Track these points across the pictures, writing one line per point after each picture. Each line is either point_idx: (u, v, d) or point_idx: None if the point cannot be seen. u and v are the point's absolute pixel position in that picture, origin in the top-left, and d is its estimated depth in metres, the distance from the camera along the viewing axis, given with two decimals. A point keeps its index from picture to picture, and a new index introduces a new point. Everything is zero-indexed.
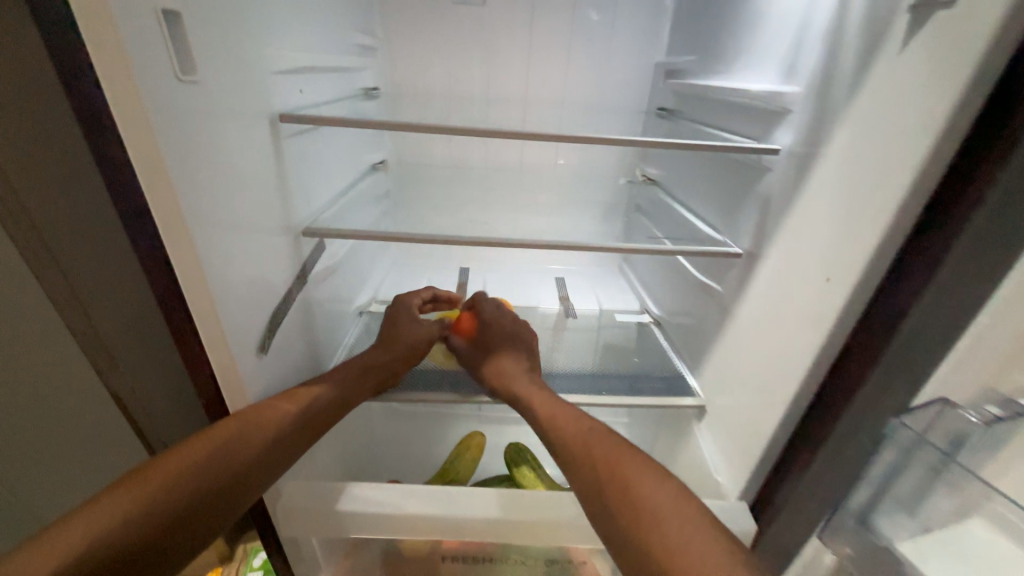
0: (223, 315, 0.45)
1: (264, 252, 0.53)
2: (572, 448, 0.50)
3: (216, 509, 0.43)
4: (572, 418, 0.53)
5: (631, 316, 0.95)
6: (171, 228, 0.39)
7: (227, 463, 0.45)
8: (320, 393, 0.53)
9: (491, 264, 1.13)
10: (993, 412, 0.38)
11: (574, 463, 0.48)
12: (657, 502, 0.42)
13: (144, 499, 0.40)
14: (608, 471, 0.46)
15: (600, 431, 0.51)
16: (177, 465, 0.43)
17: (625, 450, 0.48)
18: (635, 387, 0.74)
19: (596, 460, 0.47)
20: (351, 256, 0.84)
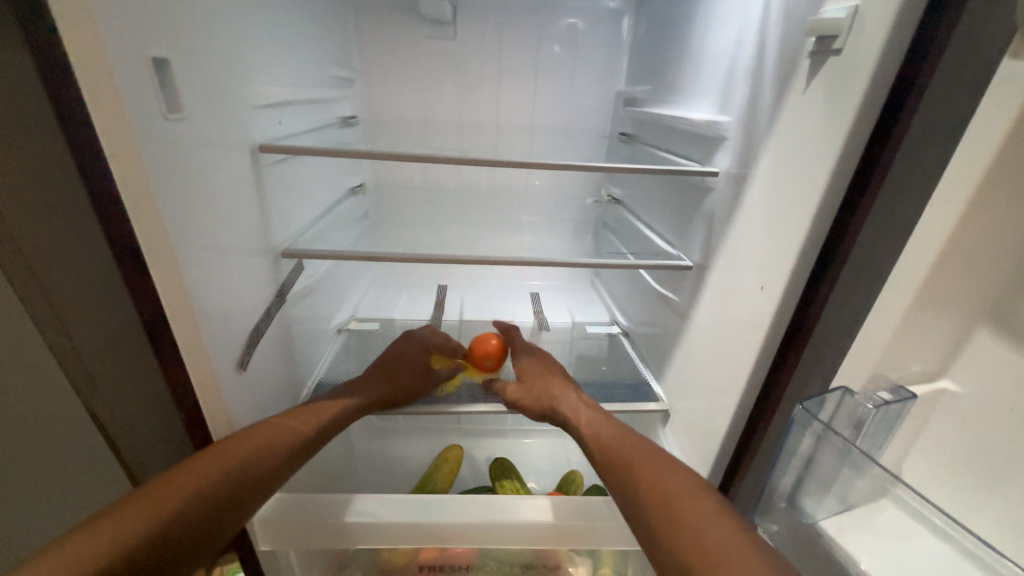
0: (205, 332, 0.47)
1: (245, 273, 0.56)
2: (610, 456, 0.53)
3: (224, 513, 0.45)
4: (617, 431, 0.56)
5: (601, 328, 1.00)
6: (158, 256, 0.42)
7: (235, 470, 0.47)
8: (324, 408, 0.58)
9: (468, 281, 1.17)
10: (884, 398, 0.43)
11: (615, 475, 0.51)
12: (687, 508, 0.43)
13: (158, 505, 0.41)
14: (639, 479, 0.48)
15: (641, 445, 0.52)
16: (173, 490, 0.43)
17: (668, 463, 0.49)
18: (604, 395, 0.78)
19: (632, 471, 0.49)
20: (329, 277, 0.87)
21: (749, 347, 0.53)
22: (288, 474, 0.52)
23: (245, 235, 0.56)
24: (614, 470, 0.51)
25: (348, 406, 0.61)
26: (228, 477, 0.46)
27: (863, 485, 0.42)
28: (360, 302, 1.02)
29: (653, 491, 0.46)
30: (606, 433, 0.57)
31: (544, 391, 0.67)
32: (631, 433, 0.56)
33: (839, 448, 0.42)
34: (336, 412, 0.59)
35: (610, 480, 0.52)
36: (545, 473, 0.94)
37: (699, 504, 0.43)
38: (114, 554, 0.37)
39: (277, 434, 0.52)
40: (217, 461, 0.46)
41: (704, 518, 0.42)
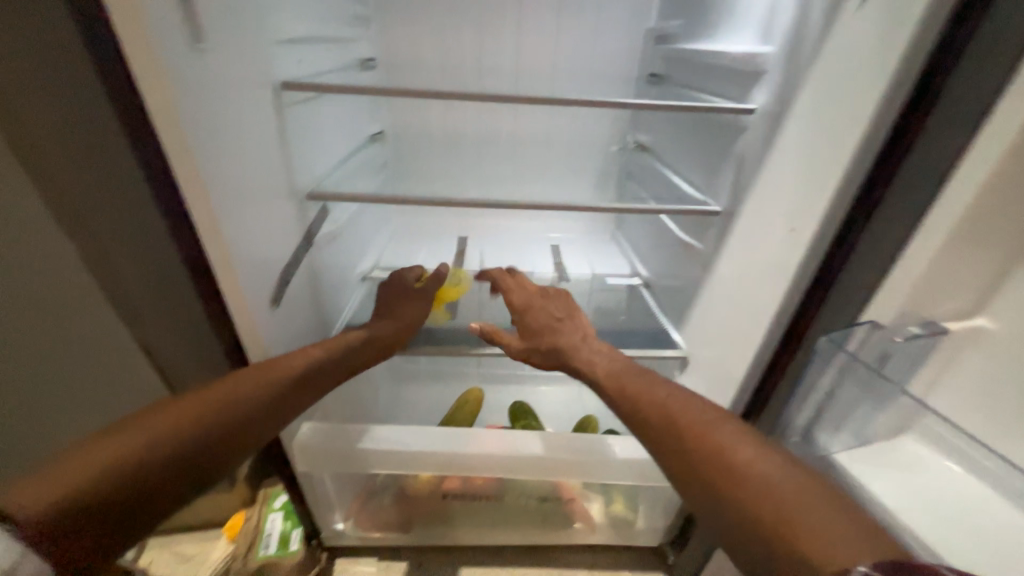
0: (238, 268, 0.50)
1: (273, 214, 0.57)
2: (641, 407, 0.51)
3: (231, 441, 0.46)
4: (661, 391, 0.51)
5: (622, 279, 1.00)
6: (192, 190, 0.44)
7: (242, 402, 0.47)
8: (331, 348, 0.58)
9: (487, 232, 1.17)
10: (913, 331, 0.48)
11: (653, 427, 0.48)
12: (746, 464, 0.40)
13: (165, 429, 0.42)
14: (685, 430, 0.46)
15: (678, 395, 0.50)
16: (180, 416, 0.44)
17: (723, 426, 0.45)
18: (621, 342, 0.81)
19: (676, 422, 0.47)
20: (352, 224, 0.88)
21: (773, 289, 0.52)
22: (293, 409, 0.52)
23: (271, 176, 0.56)
24: (652, 422, 0.49)
25: (355, 346, 0.60)
26: (235, 408, 0.47)
27: (883, 415, 0.48)
28: (382, 251, 1.03)
29: (706, 445, 0.43)
30: (650, 393, 0.52)
31: (560, 338, 0.66)
32: (667, 384, 0.53)
33: (861, 378, 0.47)
34: (340, 352, 0.58)
35: (645, 431, 0.49)
36: (561, 419, 0.98)
37: (764, 477, 0.39)
38: (124, 470, 0.39)
39: (285, 369, 0.52)
40: (208, 398, 0.46)
41: (773, 493, 0.38)
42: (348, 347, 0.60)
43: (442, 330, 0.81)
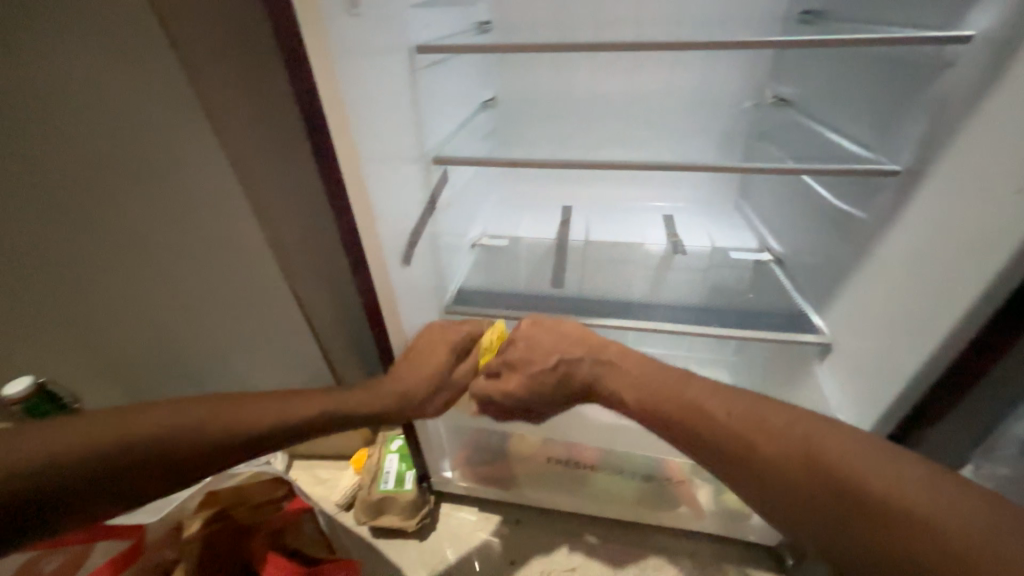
0: (378, 227, 0.54)
1: (406, 178, 0.60)
2: (713, 423, 0.47)
3: (232, 452, 0.49)
4: (716, 407, 0.48)
5: (748, 254, 0.91)
6: (344, 154, 0.48)
7: (264, 417, 0.51)
8: (374, 398, 0.59)
9: (592, 200, 1.12)
10: None
11: (731, 445, 0.45)
12: (861, 471, 0.38)
13: (194, 420, 0.47)
14: (773, 440, 0.43)
15: (746, 406, 0.47)
16: (211, 413, 0.49)
17: (802, 434, 0.43)
18: (749, 321, 0.76)
19: (765, 432, 0.44)
20: (463, 192, 0.89)
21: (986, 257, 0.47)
22: (306, 440, 0.55)
23: (405, 141, 0.59)
24: (728, 440, 0.45)
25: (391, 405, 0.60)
26: (253, 424, 0.50)
27: None
28: (488, 221, 1.03)
29: (804, 449, 0.42)
30: (705, 402, 0.49)
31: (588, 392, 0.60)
32: (729, 390, 0.49)
33: None
34: (380, 409, 0.59)
35: (719, 449, 0.46)
36: None
37: (863, 482, 0.38)
38: (138, 443, 0.44)
39: (316, 406, 0.55)
40: (215, 412, 0.49)
41: (872, 502, 0.37)
42: (395, 399, 0.60)
43: (556, 300, 0.83)
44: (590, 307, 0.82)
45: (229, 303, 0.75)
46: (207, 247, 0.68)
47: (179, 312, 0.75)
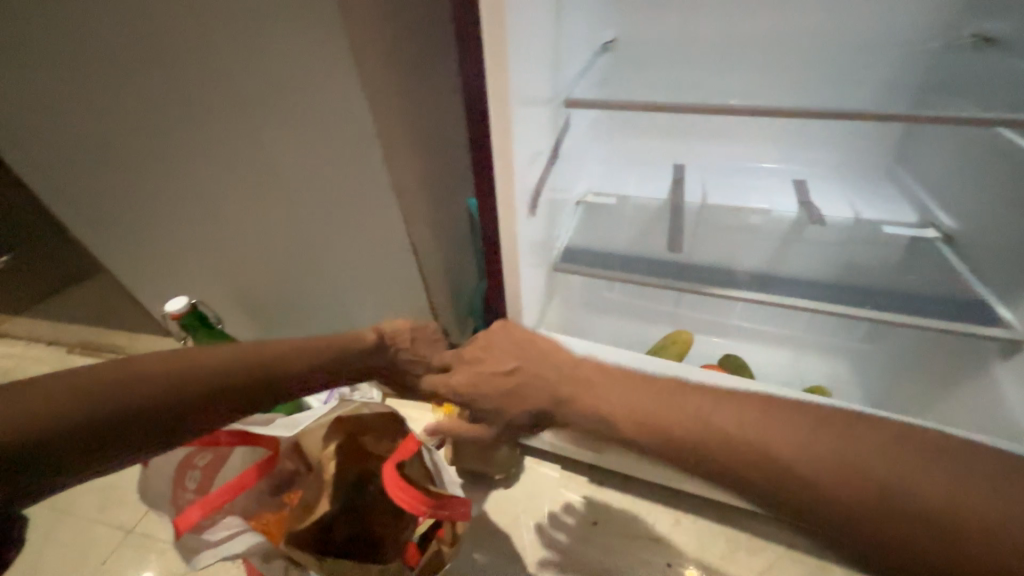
0: (516, 172, 0.51)
1: (541, 120, 0.57)
2: (658, 423, 0.49)
3: (228, 405, 0.49)
4: (718, 419, 0.46)
5: (906, 229, 0.78)
6: (498, 88, 0.45)
7: (249, 373, 0.49)
8: (373, 347, 0.61)
9: (709, 158, 1.01)
10: None
11: (690, 449, 0.47)
12: (791, 461, 0.41)
13: (165, 382, 0.45)
14: (752, 444, 0.44)
15: (713, 407, 0.48)
16: (173, 371, 0.46)
17: (803, 425, 0.43)
18: (908, 308, 0.67)
19: (738, 441, 0.44)
20: (572, 146, 0.82)
21: None
22: (305, 387, 0.56)
23: (544, 79, 0.55)
24: (686, 443, 0.47)
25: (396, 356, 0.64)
26: (243, 378, 0.49)
27: None
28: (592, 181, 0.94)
29: (758, 447, 0.43)
30: (689, 401, 0.50)
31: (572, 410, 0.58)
32: (685, 393, 0.51)
33: None
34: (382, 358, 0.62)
35: (685, 455, 0.47)
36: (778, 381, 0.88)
37: (841, 463, 0.40)
38: (112, 410, 0.42)
39: (310, 353, 0.54)
40: (173, 371, 0.46)
41: (847, 479, 0.39)
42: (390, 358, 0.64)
43: (675, 265, 0.78)
44: (714, 275, 0.77)
45: (361, 237, 0.85)
46: (350, 186, 0.77)
47: (320, 241, 0.87)
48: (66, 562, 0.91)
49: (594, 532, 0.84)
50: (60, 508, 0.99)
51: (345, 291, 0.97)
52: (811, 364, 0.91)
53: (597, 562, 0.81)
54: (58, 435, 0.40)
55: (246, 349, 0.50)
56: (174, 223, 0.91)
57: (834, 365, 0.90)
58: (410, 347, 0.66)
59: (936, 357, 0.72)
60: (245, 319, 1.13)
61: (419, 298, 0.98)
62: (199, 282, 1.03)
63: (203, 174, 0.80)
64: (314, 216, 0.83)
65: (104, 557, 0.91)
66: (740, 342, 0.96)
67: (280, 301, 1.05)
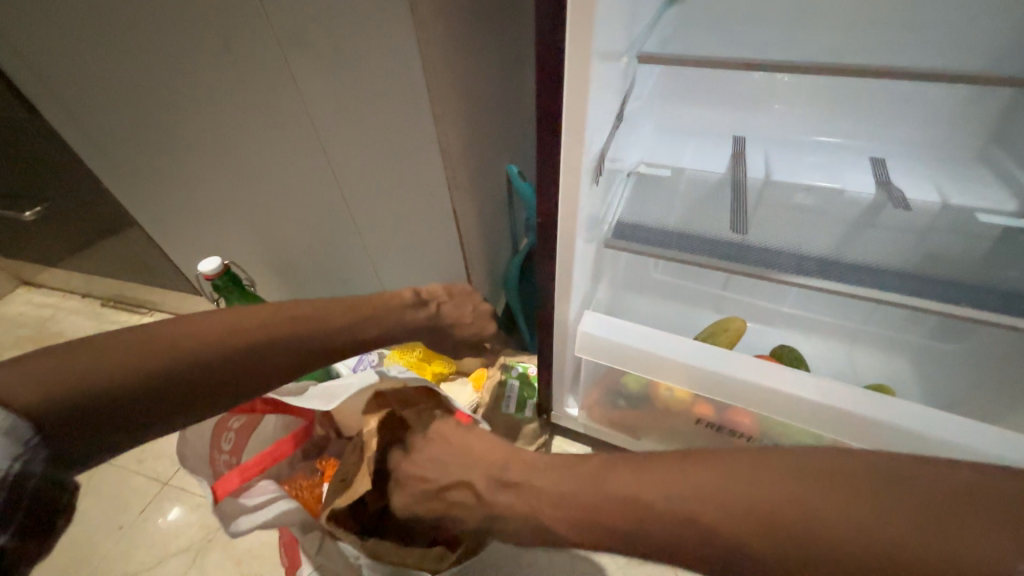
0: (586, 133, 0.46)
1: (614, 74, 0.50)
2: (647, 517, 0.46)
3: (248, 371, 0.54)
4: (704, 502, 0.44)
5: (1003, 219, 0.70)
6: (579, 29, 0.39)
7: (273, 336, 0.56)
8: (397, 319, 0.66)
9: (774, 131, 0.93)
10: None
11: (700, 547, 0.44)
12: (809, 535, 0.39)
13: (200, 344, 0.52)
14: (766, 535, 0.41)
15: (707, 494, 0.44)
16: (207, 335, 0.52)
17: (800, 489, 0.41)
18: (1007, 305, 0.60)
19: (752, 534, 0.41)
20: (633, 109, 0.76)
21: None
22: (322, 360, 0.60)
23: (621, 25, 0.49)
24: (690, 538, 0.44)
25: (420, 323, 0.68)
26: (266, 341, 0.55)
27: None
28: (646, 150, 0.88)
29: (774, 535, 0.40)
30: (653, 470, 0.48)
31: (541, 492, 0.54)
32: (665, 469, 0.47)
33: None
34: (403, 330, 0.66)
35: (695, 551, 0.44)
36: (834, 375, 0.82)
37: (833, 515, 0.39)
38: (155, 366, 0.49)
39: (330, 322, 0.60)
40: (210, 334, 0.53)
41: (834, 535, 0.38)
42: (415, 328, 0.68)
43: (736, 245, 0.72)
44: (784, 259, 0.70)
45: (400, 202, 0.82)
46: (394, 145, 0.74)
47: (360, 202, 0.84)
48: (106, 508, 0.94)
49: None
50: None
51: (380, 258, 0.95)
52: (869, 360, 0.85)
53: None
54: (122, 386, 0.47)
55: (271, 315, 0.57)
56: (212, 178, 0.89)
57: (894, 362, 0.83)
58: (451, 305, 0.72)
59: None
60: (275, 282, 1.12)
61: (454, 268, 0.94)
62: (233, 241, 1.02)
63: (245, 128, 0.78)
64: (355, 178, 0.80)
65: (143, 506, 0.93)
66: (793, 333, 0.90)
67: (311, 265, 1.03)
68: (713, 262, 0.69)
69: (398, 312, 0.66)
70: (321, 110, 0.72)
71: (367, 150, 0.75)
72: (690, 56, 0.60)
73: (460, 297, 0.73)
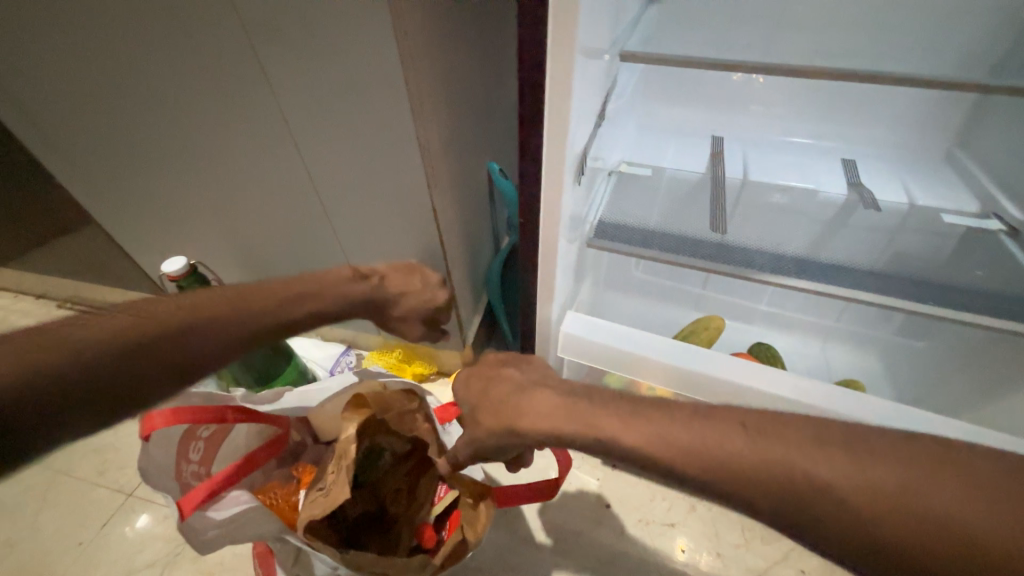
0: (567, 133, 0.45)
1: (596, 74, 0.50)
2: (756, 463, 0.39)
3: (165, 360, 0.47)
4: (826, 462, 0.38)
5: (966, 220, 0.73)
6: (561, 30, 0.39)
7: (192, 317, 0.49)
8: (330, 294, 0.60)
9: (751, 132, 0.94)
10: None
11: (812, 505, 0.37)
12: (960, 529, 0.33)
13: (98, 337, 0.43)
14: (901, 512, 0.35)
15: (840, 457, 0.38)
16: (102, 325, 0.44)
17: (953, 479, 0.35)
18: (972, 304, 0.62)
19: (881, 505, 0.35)
20: (615, 108, 0.76)
21: None
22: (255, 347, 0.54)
23: (604, 24, 0.48)
24: (800, 493, 0.38)
25: (360, 298, 0.63)
26: (180, 321, 0.48)
27: None
28: (627, 149, 0.88)
29: (912, 514, 0.34)
30: (739, 429, 0.42)
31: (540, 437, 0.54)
32: (789, 424, 0.41)
33: None
34: (342, 303, 0.61)
35: (798, 508, 0.38)
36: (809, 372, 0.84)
37: (996, 515, 0.33)
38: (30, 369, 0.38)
39: (258, 305, 0.54)
40: (106, 327, 0.44)
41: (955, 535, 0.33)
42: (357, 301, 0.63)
43: (716, 245, 0.72)
44: (764, 259, 0.71)
45: (378, 199, 0.79)
46: (371, 140, 0.71)
47: (335, 200, 0.81)
48: (65, 524, 0.89)
49: (608, 515, 0.83)
50: (56, 469, 0.96)
51: (358, 257, 0.92)
52: (842, 357, 0.88)
53: (612, 545, 0.80)
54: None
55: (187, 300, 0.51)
56: (177, 172, 0.84)
57: (867, 358, 0.86)
58: (396, 278, 0.68)
59: (987, 357, 0.67)
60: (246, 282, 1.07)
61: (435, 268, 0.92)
62: (200, 238, 0.97)
63: (210, 119, 0.74)
64: (330, 172, 0.77)
65: (104, 520, 0.89)
66: (770, 330, 0.92)
67: (285, 264, 0.99)
68: (695, 262, 0.69)
69: (331, 290, 0.61)
70: (293, 104, 0.68)
71: (341, 144, 0.72)
72: (671, 56, 0.60)
73: (404, 269, 0.69)
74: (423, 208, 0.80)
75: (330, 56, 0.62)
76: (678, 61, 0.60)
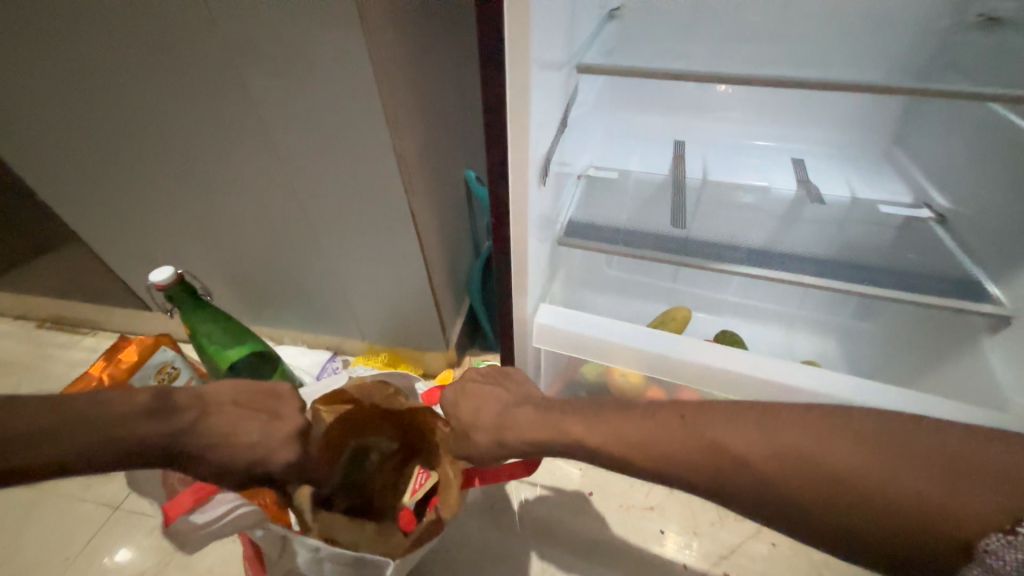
0: (529, 139, 0.50)
1: (555, 85, 0.55)
2: (718, 463, 0.46)
3: None
4: (780, 448, 0.44)
5: (902, 210, 0.80)
6: (518, 47, 0.44)
7: None
8: (148, 421, 0.49)
9: (710, 136, 1.01)
10: None
11: (767, 494, 0.44)
12: (888, 499, 0.41)
13: None
14: (839, 492, 0.42)
15: (792, 443, 0.44)
16: None
17: (885, 453, 0.42)
18: (908, 284, 0.68)
19: (824, 485, 0.42)
20: (580, 117, 0.82)
21: None
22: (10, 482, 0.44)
23: (560, 42, 0.54)
24: (757, 485, 0.45)
25: (168, 435, 0.49)
26: None
27: None
28: (594, 154, 0.94)
29: (850, 492, 0.42)
30: (743, 429, 0.46)
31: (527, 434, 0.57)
32: (747, 416, 0.48)
33: None
34: (118, 445, 0.47)
35: (756, 497, 0.45)
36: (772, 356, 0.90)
37: (919, 484, 0.40)
38: None
39: (46, 418, 0.45)
40: None
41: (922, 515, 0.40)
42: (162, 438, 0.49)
43: (679, 240, 0.78)
44: (723, 250, 0.76)
45: (359, 208, 0.83)
46: (352, 151, 0.75)
47: (318, 210, 0.85)
48: (51, 541, 0.88)
49: (591, 502, 0.86)
50: (40, 488, 0.96)
51: (341, 265, 0.95)
52: (803, 341, 0.94)
53: (596, 531, 0.83)
54: None
55: None
56: (161, 188, 0.87)
57: (827, 342, 0.92)
58: (225, 416, 0.53)
59: (925, 333, 0.74)
60: (231, 294, 1.09)
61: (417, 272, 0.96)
62: (185, 252, 0.99)
63: (195, 136, 0.77)
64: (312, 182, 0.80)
65: (92, 534, 0.88)
66: (736, 319, 0.97)
67: (269, 274, 1.01)
68: (659, 255, 0.74)
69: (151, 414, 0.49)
70: (275, 120, 0.72)
71: (322, 156, 0.76)
72: (625, 67, 0.66)
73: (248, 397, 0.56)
74: (403, 215, 0.84)
75: (310, 74, 0.66)
76: (631, 72, 0.66)
